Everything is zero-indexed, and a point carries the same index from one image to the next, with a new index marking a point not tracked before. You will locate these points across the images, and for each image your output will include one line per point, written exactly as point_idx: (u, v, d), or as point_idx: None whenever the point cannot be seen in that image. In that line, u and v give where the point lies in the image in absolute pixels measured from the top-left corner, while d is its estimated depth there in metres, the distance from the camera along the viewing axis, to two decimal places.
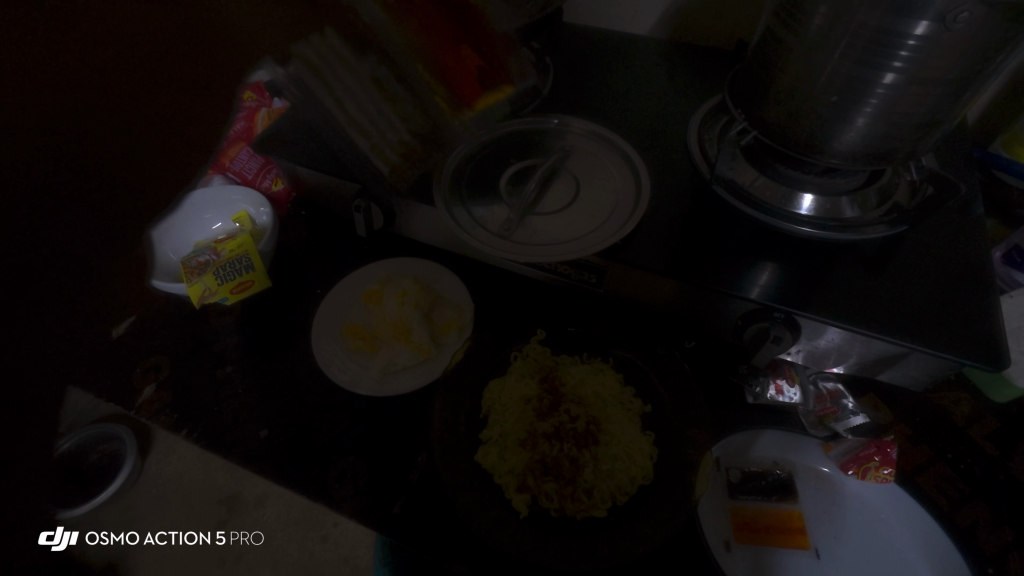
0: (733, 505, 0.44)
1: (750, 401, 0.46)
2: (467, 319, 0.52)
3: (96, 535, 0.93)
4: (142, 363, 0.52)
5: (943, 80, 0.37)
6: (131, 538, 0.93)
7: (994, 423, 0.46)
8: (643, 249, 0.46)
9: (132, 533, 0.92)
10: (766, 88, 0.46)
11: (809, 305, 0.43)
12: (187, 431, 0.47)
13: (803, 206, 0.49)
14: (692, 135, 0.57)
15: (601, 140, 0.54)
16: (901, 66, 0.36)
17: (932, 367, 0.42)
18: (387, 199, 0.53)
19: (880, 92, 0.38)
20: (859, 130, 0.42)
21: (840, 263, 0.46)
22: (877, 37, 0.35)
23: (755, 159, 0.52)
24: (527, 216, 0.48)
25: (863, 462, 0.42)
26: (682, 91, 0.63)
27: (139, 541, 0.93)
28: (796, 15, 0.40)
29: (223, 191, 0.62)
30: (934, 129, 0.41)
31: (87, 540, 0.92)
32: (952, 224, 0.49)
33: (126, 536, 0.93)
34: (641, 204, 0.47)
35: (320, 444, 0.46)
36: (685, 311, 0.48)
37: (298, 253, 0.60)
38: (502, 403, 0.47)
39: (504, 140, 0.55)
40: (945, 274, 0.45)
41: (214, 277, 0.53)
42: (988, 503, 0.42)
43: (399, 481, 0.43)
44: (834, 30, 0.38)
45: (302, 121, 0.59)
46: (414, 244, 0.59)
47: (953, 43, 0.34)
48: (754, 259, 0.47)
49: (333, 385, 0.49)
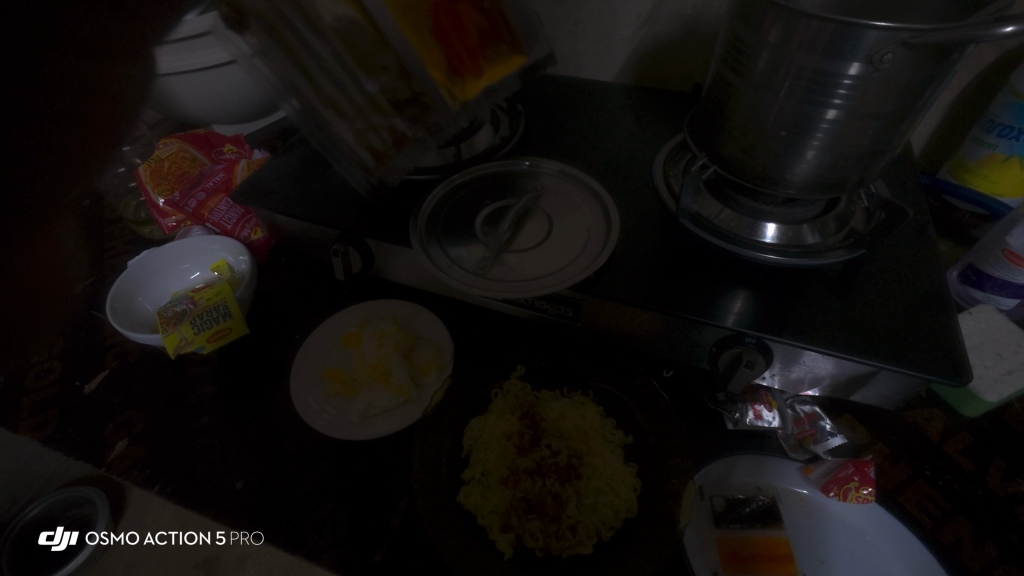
0: (718, 535, 0.43)
1: (730, 427, 0.47)
2: (447, 359, 0.53)
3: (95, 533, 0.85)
4: (115, 418, 0.51)
5: (880, 114, 0.40)
6: (131, 538, 0.88)
7: (968, 438, 0.47)
8: (616, 281, 0.47)
9: (132, 533, 0.88)
10: (721, 126, 0.49)
11: (778, 330, 0.44)
12: (159, 486, 0.46)
13: (767, 234, 0.51)
14: (657, 172, 0.59)
15: (571, 179, 0.56)
16: (840, 102, 0.39)
17: (901, 384, 0.43)
18: (364, 243, 0.54)
19: (824, 127, 0.41)
20: (810, 162, 0.44)
21: (805, 288, 0.48)
22: (816, 78, 0.38)
23: (718, 192, 0.55)
24: (502, 254, 0.49)
25: (843, 483, 0.43)
26: (646, 131, 0.67)
27: (139, 541, 0.88)
28: (742, 60, 0.43)
29: (201, 242, 0.62)
30: (879, 158, 0.44)
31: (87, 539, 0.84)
32: (907, 246, 0.51)
33: (126, 536, 0.88)
34: (612, 238, 0.48)
35: (299, 493, 0.44)
36: (660, 340, 0.49)
37: (277, 298, 0.60)
38: (484, 441, 0.46)
39: (478, 183, 0.57)
40: (905, 294, 0.46)
41: (190, 326, 0.53)
42: (970, 519, 0.42)
43: (380, 528, 0.42)
44: (777, 72, 0.41)
45: (283, 174, 0.61)
46: (393, 285, 0.60)
47: (884, 81, 0.37)
48: (723, 286, 0.48)
49: (312, 432, 0.48)
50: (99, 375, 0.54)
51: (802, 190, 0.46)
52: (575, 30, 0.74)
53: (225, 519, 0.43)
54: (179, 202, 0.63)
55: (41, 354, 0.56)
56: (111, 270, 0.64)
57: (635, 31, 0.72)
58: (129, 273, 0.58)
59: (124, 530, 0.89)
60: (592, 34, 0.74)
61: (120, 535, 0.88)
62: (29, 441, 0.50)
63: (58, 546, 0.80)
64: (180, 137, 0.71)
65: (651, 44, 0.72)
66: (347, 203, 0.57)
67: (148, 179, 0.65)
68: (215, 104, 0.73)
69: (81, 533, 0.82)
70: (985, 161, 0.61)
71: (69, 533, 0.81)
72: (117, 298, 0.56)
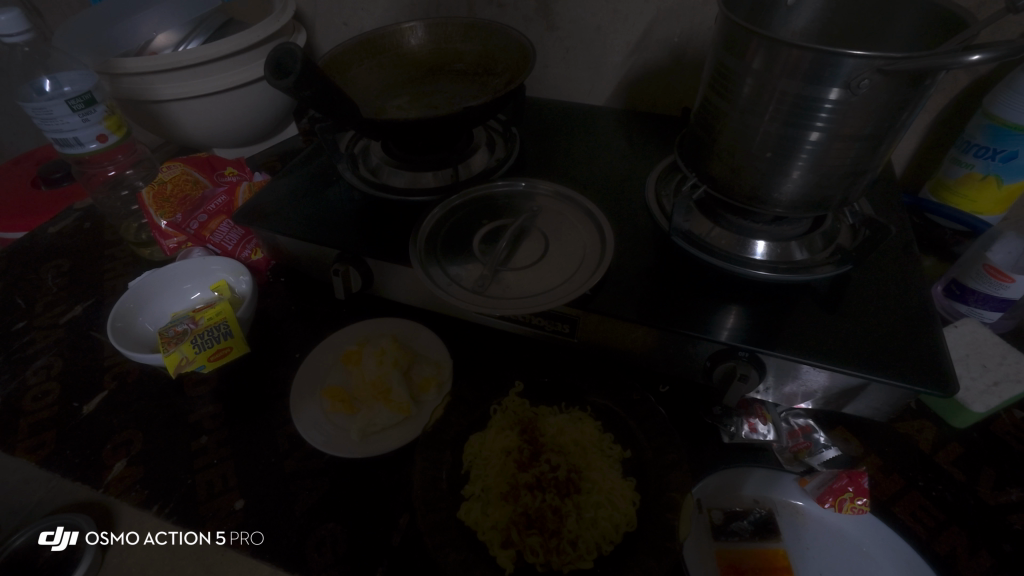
0: (718, 548, 0.45)
1: (726, 440, 0.48)
2: (446, 375, 0.53)
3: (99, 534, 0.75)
4: (113, 438, 0.50)
5: (859, 136, 0.42)
6: (131, 539, 0.78)
7: (959, 448, 0.48)
8: (611, 298, 0.49)
9: (132, 532, 0.78)
10: (709, 148, 0.51)
11: (771, 344, 0.45)
12: (158, 507, 0.46)
13: (757, 251, 0.53)
14: (649, 191, 0.61)
15: (566, 199, 0.58)
16: (822, 125, 0.41)
17: (891, 396, 0.44)
18: (364, 261, 0.55)
19: (808, 149, 0.43)
20: (795, 182, 0.46)
21: (796, 302, 0.49)
22: (799, 102, 0.40)
23: (708, 211, 0.56)
24: (500, 273, 0.50)
25: (838, 494, 0.44)
26: (638, 153, 0.69)
27: (139, 541, 0.77)
28: (728, 85, 0.45)
29: (202, 262, 0.63)
30: (861, 177, 0.46)
31: (87, 541, 0.74)
32: (893, 262, 0.52)
33: (126, 537, 0.78)
34: (607, 256, 0.50)
35: (298, 512, 0.44)
36: (655, 355, 0.50)
37: (275, 318, 0.60)
38: (483, 456, 0.46)
39: (476, 204, 0.58)
40: (892, 309, 0.48)
41: (192, 346, 0.53)
42: (963, 529, 0.43)
43: (381, 545, 0.42)
44: (761, 97, 0.43)
45: (285, 197, 0.63)
46: (392, 304, 0.60)
47: (862, 105, 0.39)
48: (717, 302, 0.49)
49: (312, 450, 0.49)
50: (98, 397, 0.54)
51: (788, 209, 0.48)
52: (568, 57, 0.77)
53: (233, 538, 0.43)
54: (181, 223, 0.64)
55: (39, 376, 0.56)
56: (110, 291, 0.65)
57: (626, 58, 0.75)
58: (130, 292, 0.59)
59: (124, 530, 0.79)
60: (584, 61, 0.77)
61: (120, 535, 0.79)
62: (25, 463, 0.50)
63: (59, 546, 0.73)
64: (182, 160, 0.73)
65: (641, 70, 0.75)
66: (347, 224, 0.58)
67: (151, 202, 0.65)
68: (218, 129, 0.75)
69: (81, 533, 0.74)
70: (963, 180, 0.63)
71: (70, 532, 0.74)
72: (118, 318, 0.57)
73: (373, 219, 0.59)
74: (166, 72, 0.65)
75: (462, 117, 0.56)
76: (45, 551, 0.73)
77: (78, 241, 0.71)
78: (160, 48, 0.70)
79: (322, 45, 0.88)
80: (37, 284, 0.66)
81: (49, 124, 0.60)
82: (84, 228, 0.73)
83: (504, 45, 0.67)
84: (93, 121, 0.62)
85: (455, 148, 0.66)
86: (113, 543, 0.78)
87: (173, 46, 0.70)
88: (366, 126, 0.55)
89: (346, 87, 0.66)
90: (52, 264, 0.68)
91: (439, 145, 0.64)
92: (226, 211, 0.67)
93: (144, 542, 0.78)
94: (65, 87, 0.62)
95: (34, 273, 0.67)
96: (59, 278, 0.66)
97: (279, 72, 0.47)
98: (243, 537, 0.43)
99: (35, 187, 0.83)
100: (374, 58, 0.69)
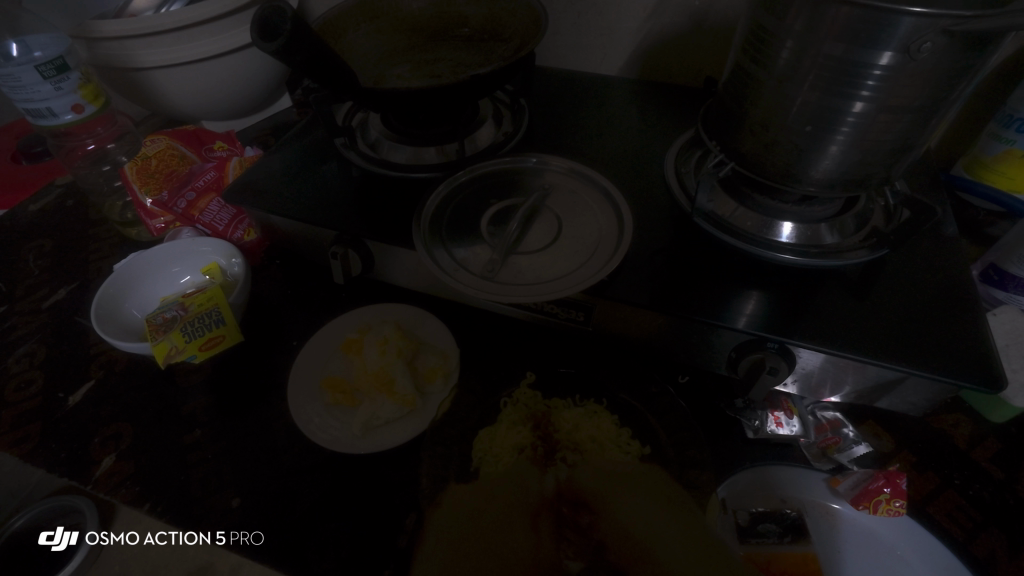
0: (744, 552, 0.43)
1: (750, 435, 0.45)
2: (453, 366, 0.50)
3: (98, 534, 0.80)
4: (100, 432, 0.47)
5: (911, 107, 0.38)
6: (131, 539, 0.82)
7: (996, 445, 0.45)
8: (629, 284, 0.45)
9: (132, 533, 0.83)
10: (739, 120, 0.47)
11: (801, 333, 0.42)
12: (149, 506, 0.43)
13: (783, 233, 0.49)
14: (669, 168, 0.57)
15: (580, 177, 0.54)
16: (868, 94, 0.37)
17: (930, 391, 0.41)
18: (364, 244, 0.51)
19: (851, 121, 0.39)
20: (834, 158, 0.42)
21: (826, 289, 0.46)
22: (844, 68, 0.36)
23: (732, 189, 0.52)
24: (509, 256, 0.46)
25: (873, 496, 0.42)
26: (654, 127, 0.64)
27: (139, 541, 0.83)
28: (765, 49, 0.41)
29: (191, 244, 0.59)
30: (906, 154, 0.42)
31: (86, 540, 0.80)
32: (930, 245, 0.49)
33: (126, 537, 0.82)
34: (625, 238, 0.46)
35: (300, 511, 0.42)
36: (676, 344, 0.47)
37: (272, 302, 0.57)
38: (494, 454, 0.44)
39: (484, 182, 0.54)
40: (931, 296, 0.45)
41: (180, 334, 0.50)
42: (1001, 530, 0.41)
43: (387, 547, 0.40)
44: (802, 63, 0.39)
45: (278, 173, 0.59)
46: (394, 289, 0.57)
47: (917, 72, 0.35)
48: (738, 286, 0.46)
49: (311, 446, 0.46)
50: (84, 387, 0.51)
51: (824, 188, 0.44)
52: (579, 22, 0.72)
53: (233, 538, 0.41)
54: (167, 201, 0.60)
55: (21, 364, 0.53)
56: (95, 274, 0.61)
57: (641, 24, 0.70)
58: (117, 276, 0.56)
59: (123, 531, 0.84)
60: (597, 27, 0.72)
61: (119, 535, 0.84)
62: (7, 458, 0.47)
63: (58, 546, 0.78)
64: (166, 133, 0.68)
65: (657, 37, 0.70)
66: (347, 204, 0.54)
67: (134, 178, 0.62)
68: (203, 99, 0.70)
69: (81, 533, 0.80)
70: (1002, 156, 0.59)
71: (69, 532, 0.80)
72: (102, 304, 0.53)
73: (373, 198, 0.55)
74: (143, 36, 0.60)
75: (469, 84, 0.51)
76: (45, 551, 0.77)
77: (60, 220, 0.67)
78: (139, 10, 0.67)
79: (314, 9, 0.82)
80: (18, 267, 0.62)
81: (19, 93, 0.56)
82: (66, 205, 0.69)
83: (512, 8, 0.61)
84: (65, 89, 0.58)
85: (460, 122, 0.62)
86: (112, 543, 0.83)
87: (154, 8, 0.67)
88: (364, 97, 0.51)
89: (344, 53, 0.60)
90: (33, 245, 0.64)
91: (443, 118, 0.60)
92: (214, 189, 0.64)
93: (144, 542, 0.84)
94: (35, 53, 0.58)
95: (15, 254, 0.63)
96: (41, 260, 0.63)
97: (267, 34, 0.43)
98: (242, 537, 0.40)
99: (14, 162, 0.78)
100: (372, 22, 0.63)
